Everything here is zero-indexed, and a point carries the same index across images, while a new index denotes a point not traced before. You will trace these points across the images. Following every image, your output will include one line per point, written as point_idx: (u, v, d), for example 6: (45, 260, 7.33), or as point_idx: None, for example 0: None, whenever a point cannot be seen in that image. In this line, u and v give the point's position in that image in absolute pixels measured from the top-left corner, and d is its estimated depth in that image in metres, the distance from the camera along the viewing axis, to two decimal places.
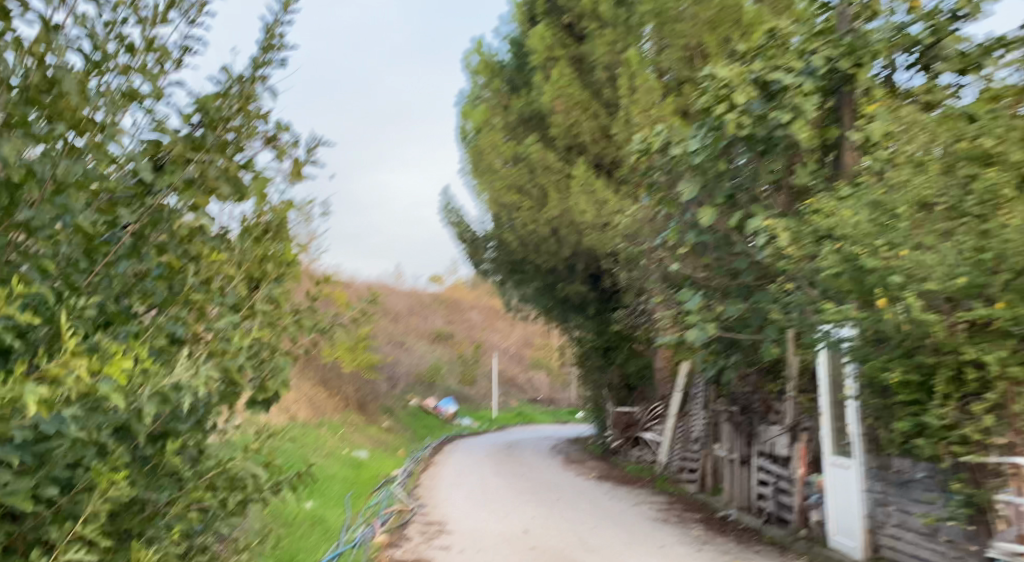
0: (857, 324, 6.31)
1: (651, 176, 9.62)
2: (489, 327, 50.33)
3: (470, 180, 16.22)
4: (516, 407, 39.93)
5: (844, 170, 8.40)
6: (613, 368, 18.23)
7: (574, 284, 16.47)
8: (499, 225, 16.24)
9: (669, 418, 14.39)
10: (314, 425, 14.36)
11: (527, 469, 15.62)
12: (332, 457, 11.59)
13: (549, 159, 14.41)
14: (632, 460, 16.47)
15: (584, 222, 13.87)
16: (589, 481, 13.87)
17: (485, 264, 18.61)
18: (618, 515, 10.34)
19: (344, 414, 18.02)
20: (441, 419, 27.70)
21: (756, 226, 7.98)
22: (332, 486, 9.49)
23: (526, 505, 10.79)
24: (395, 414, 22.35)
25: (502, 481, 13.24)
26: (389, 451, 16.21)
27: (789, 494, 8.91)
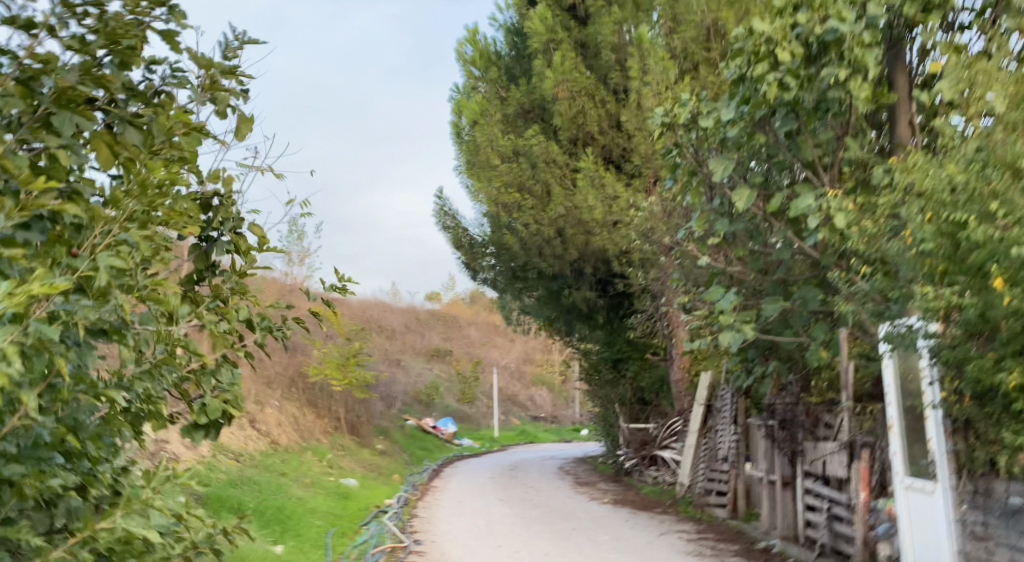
0: (956, 315, 5.09)
1: (674, 156, 8.43)
2: (489, 343, 49.09)
3: (467, 180, 15.01)
4: (518, 425, 38.51)
5: (900, 140, 7.28)
6: (624, 381, 16.89)
7: (582, 290, 15.28)
8: (498, 228, 15.02)
9: (689, 435, 13.11)
10: (298, 450, 13.04)
11: (535, 493, 14.25)
12: (315, 487, 10.26)
13: (554, 152, 13.26)
14: (650, 481, 15.06)
15: (592, 221, 12.77)
16: (605, 505, 12.53)
17: (484, 272, 17.40)
18: (645, 548, 9.00)
19: (334, 437, 16.67)
20: (440, 440, 26.26)
21: (805, 204, 6.77)
22: (312, 521, 8.17)
23: (537, 539, 9.43)
24: (390, 436, 20.93)
25: (510, 510, 11.87)
26: (383, 477, 14.85)
27: (847, 522, 7.62)
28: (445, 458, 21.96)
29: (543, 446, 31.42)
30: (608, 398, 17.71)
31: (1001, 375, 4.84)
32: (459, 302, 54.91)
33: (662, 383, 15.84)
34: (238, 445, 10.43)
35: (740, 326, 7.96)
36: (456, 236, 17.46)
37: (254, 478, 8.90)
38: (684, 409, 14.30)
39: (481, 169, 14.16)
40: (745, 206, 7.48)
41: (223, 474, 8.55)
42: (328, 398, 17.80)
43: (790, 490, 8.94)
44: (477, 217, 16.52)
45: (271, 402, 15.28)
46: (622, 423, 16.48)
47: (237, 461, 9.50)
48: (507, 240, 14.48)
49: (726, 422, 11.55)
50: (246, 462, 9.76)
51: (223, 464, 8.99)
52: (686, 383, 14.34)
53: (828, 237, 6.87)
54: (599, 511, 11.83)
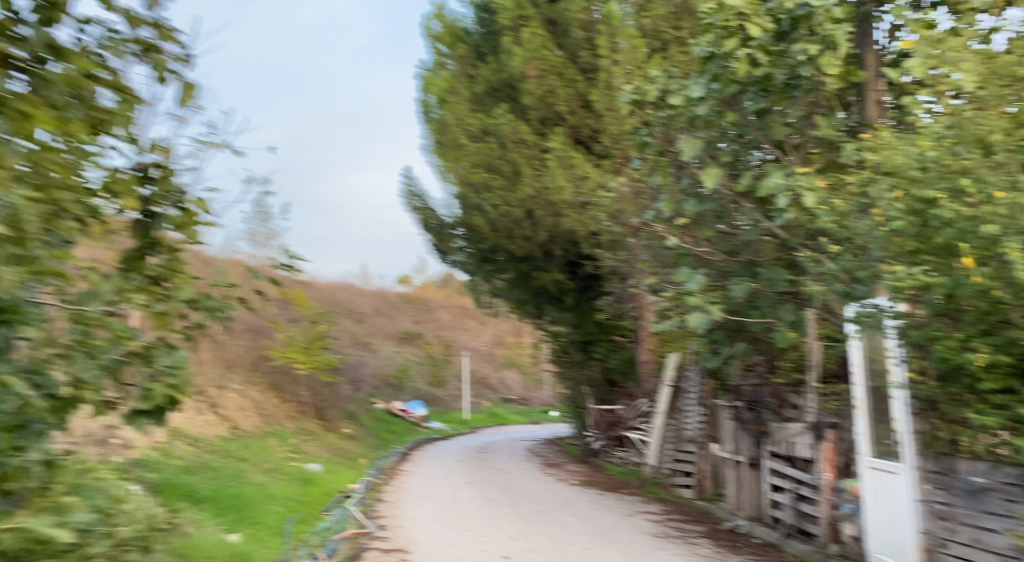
0: (924, 294, 5.03)
1: (642, 135, 8.31)
2: (459, 326, 48.90)
3: (434, 159, 14.75)
4: (488, 408, 38.43)
5: (868, 119, 7.27)
6: (593, 363, 16.80)
7: (551, 271, 15.16)
8: (466, 209, 14.81)
9: (656, 416, 13.10)
10: (260, 434, 12.79)
11: (502, 476, 14.17)
12: (276, 472, 10.04)
13: (523, 131, 13.06)
14: (617, 462, 15.04)
15: (561, 202, 12.66)
16: (572, 487, 12.49)
17: (453, 253, 17.19)
18: (611, 530, 8.94)
19: (299, 421, 16.41)
20: (409, 423, 26.06)
21: (774, 183, 6.69)
22: (270, 508, 8.00)
23: (503, 522, 9.33)
24: (357, 420, 20.69)
25: (477, 493, 11.77)
26: (348, 461, 14.67)
27: (812, 503, 7.61)
28: (414, 441, 21.79)
29: (513, 428, 31.36)
30: (578, 381, 17.64)
31: (968, 354, 4.80)
32: (430, 285, 54.54)
33: (631, 365, 15.79)
34: (196, 431, 10.19)
35: (707, 307, 7.88)
36: (424, 217, 17.20)
37: (211, 465, 8.69)
38: (652, 391, 14.28)
39: (449, 148, 13.92)
40: (714, 184, 7.39)
41: (179, 461, 8.33)
42: (293, 381, 17.53)
43: (756, 471, 8.92)
44: (445, 197, 16.28)
45: (233, 386, 15.00)
46: (591, 405, 16.42)
47: (193, 447, 9.27)
48: (475, 221, 14.28)
49: (692, 403, 11.53)
50: (204, 448, 9.54)
51: (179, 451, 8.76)
52: (654, 365, 14.31)
53: (795, 217, 6.80)
54: (566, 493, 11.78)
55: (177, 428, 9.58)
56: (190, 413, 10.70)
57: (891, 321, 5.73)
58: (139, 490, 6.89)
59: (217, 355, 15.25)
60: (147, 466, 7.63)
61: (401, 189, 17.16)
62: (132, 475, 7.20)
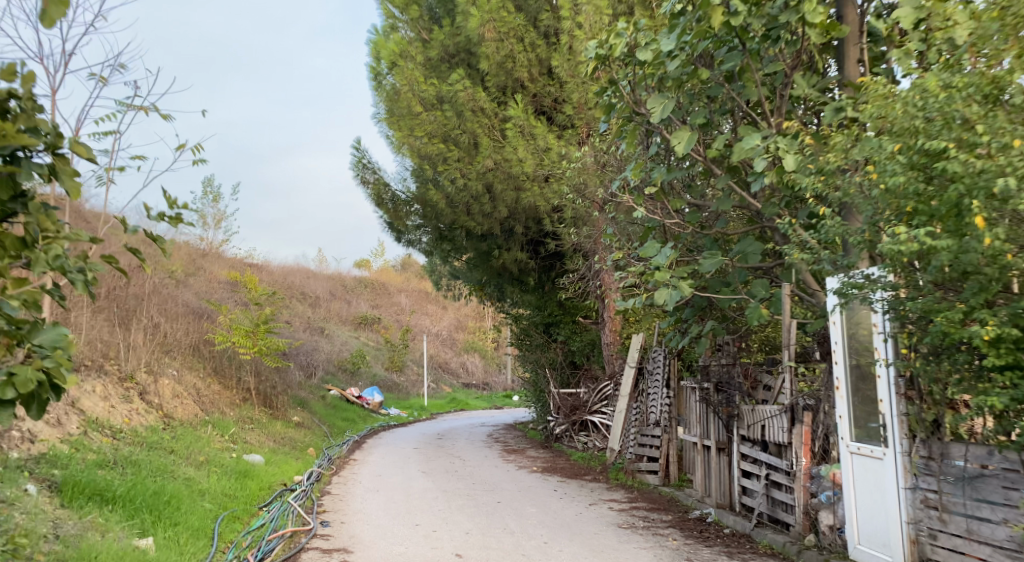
0: (925, 260, 4.48)
1: (607, 95, 7.68)
2: (419, 311, 48.05)
3: (386, 131, 13.93)
4: (449, 392, 37.71)
5: (846, 79, 6.76)
6: (555, 346, 16.18)
7: (512, 250, 14.51)
8: (420, 183, 14.07)
9: (620, 399, 12.56)
10: (198, 424, 11.96)
11: (459, 464, 13.55)
12: (209, 466, 9.26)
13: (481, 100, 12.38)
14: (580, 447, 14.47)
15: (522, 175, 12.05)
16: (533, 475, 11.92)
17: (410, 231, 16.44)
18: (574, 522, 8.32)
19: (243, 409, 15.57)
20: (365, 410, 25.23)
21: (751, 143, 6.10)
22: (197, 506, 7.28)
23: (459, 516, 8.66)
24: (309, 408, 19.87)
25: (431, 483, 11.13)
26: (295, 451, 13.94)
27: (786, 490, 7.07)
28: (370, 429, 21.01)
29: (474, 413, 30.69)
30: (538, 364, 17.02)
31: (974, 327, 4.26)
32: (389, 269, 53.51)
33: (594, 347, 15.23)
34: (121, 423, 9.42)
35: (676, 283, 7.36)
36: (378, 193, 16.35)
37: (131, 460, 7.96)
38: (615, 373, 13.76)
39: (401, 120, 13.17)
40: (686, 149, 6.84)
41: (92, 456, 7.58)
42: (238, 368, 16.69)
43: (725, 456, 8.33)
44: (399, 172, 15.46)
45: (170, 373, 14.14)
46: (553, 389, 15.80)
47: (113, 440, 8.53)
48: (430, 197, 13.57)
49: (658, 386, 10.94)
50: (126, 441, 8.79)
51: (95, 445, 8.01)
52: (618, 347, 13.81)
53: (774, 181, 6.23)
54: (525, 481, 11.22)
55: (96, 419, 8.81)
56: (115, 402, 9.91)
57: (881, 293, 5.17)
58: (38, 491, 6.13)
59: (154, 339, 14.45)
60: (53, 463, 6.91)
61: (351, 163, 16.28)
62: (31, 474, 6.43)
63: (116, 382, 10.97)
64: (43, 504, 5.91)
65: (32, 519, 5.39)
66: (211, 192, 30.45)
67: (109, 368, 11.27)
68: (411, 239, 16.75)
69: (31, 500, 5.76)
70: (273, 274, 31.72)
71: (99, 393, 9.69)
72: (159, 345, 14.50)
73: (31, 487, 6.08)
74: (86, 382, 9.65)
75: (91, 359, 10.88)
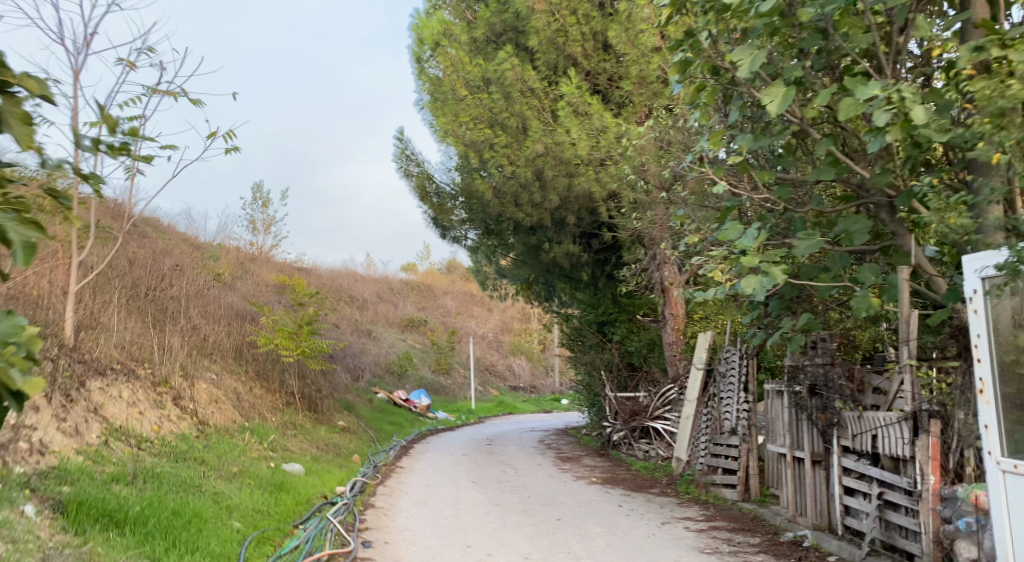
0: None
1: (682, 52, 6.65)
2: (466, 313, 47.31)
3: (429, 117, 13.00)
4: (497, 395, 36.75)
5: (973, 17, 5.62)
6: (610, 346, 15.09)
7: (565, 243, 13.50)
8: (466, 173, 13.18)
9: (687, 404, 11.48)
10: (235, 431, 11.25)
11: (510, 473, 12.54)
12: (240, 478, 8.49)
13: (530, 79, 11.44)
14: (640, 456, 13.35)
15: (576, 159, 11.08)
16: (592, 487, 10.91)
17: (455, 226, 15.58)
18: (647, 545, 7.29)
19: (284, 415, 14.88)
20: (413, 414, 24.36)
21: (868, 93, 5.01)
22: (224, 525, 6.51)
23: (515, 536, 7.70)
24: (355, 412, 19.10)
25: (482, 495, 10.19)
26: (339, 459, 13.15)
27: (905, 512, 5.94)
28: (417, 434, 20.17)
29: (522, 417, 29.65)
30: (592, 366, 15.93)
31: None
32: (434, 272, 52.92)
33: (653, 347, 14.12)
34: (150, 431, 8.66)
35: (767, 268, 6.38)
36: (420, 185, 15.49)
37: (152, 474, 7.17)
38: (679, 375, 12.67)
39: (446, 105, 12.30)
40: (780, 110, 5.79)
41: (110, 469, 6.82)
42: (281, 370, 15.97)
43: (823, 470, 7.21)
44: (442, 162, 14.54)
45: (208, 377, 13.50)
46: (609, 392, 14.74)
47: (137, 451, 7.78)
48: (476, 186, 12.62)
49: (732, 389, 9.85)
50: (152, 451, 8.02)
51: (115, 456, 7.26)
52: (681, 347, 12.78)
53: (897, 140, 5.14)
54: (586, 495, 10.19)
55: (121, 427, 8.06)
56: (145, 408, 9.15)
57: None
58: (39, 512, 5.35)
59: (191, 341, 13.92)
60: (62, 478, 6.18)
61: (393, 154, 15.44)
62: (34, 492, 5.67)
63: (148, 386, 10.24)
64: (41, 530, 5.10)
65: (16, 551, 4.58)
66: (259, 197, 30.09)
67: (141, 371, 10.53)
68: (456, 234, 15.88)
69: (23, 525, 4.96)
70: (319, 277, 31.28)
71: (127, 398, 8.93)
72: (196, 347, 13.89)
73: (30, 508, 5.31)
74: (114, 386, 8.90)
75: (120, 362, 10.18)
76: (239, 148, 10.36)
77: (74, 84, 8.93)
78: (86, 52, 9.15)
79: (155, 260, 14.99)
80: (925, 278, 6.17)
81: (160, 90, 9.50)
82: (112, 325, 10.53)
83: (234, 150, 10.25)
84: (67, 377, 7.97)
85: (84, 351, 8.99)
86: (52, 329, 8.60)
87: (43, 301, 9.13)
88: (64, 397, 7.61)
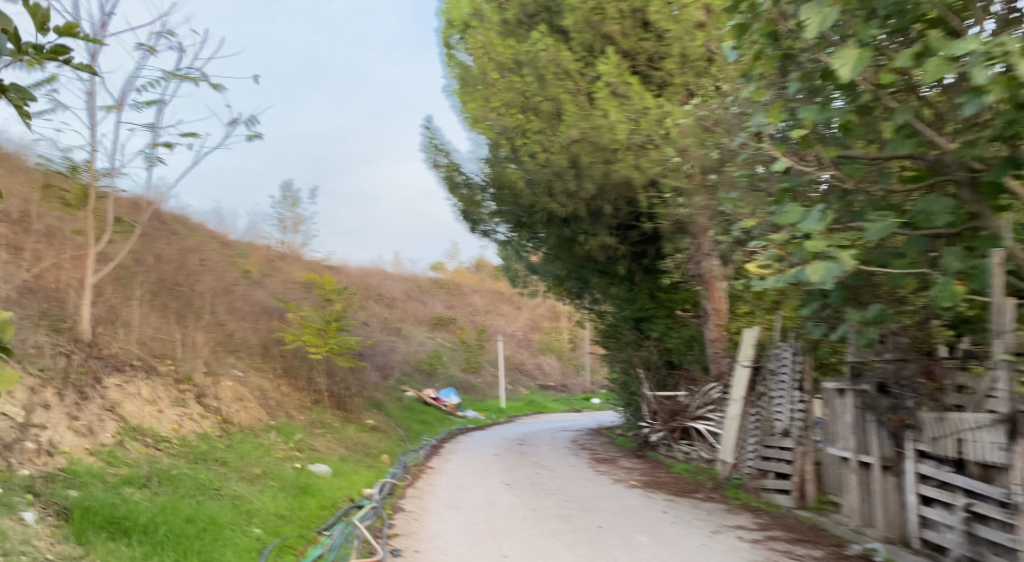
0: None
1: (740, 14, 6.04)
2: (495, 311, 46.82)
3: (459, 104, 12.47)
4: (527, 393, 36.17)
5: None
6: (648, 343, 14.47)
7: (601, 234, 12.92)
8: (497, 162, 12.65)
9: (733, 404, 10.87)
10: (260, 430, 10.85)
11: (545, 475, 11.98)
12: (263, 481, 8.05)
13: (565, 60, 10.87)
14: (681, 458, 12.74)
15: (615, 145, 10.51)
16: (633, 491, 10.32)
17: (485, 217, 15.06)
18: (700, 556, 6.69)
19: (311, 413, 14.48)
20: (442, 412, 23.85)
21: (964, 48, 4.42)
22: (242, 533, 6.05)
23: (554, 546, 7.14)
24: (384, 410, 18.65)
25: (517, 499, 9.65)
26: (367, 459, 12.71)
27: (998, 526, 5.35)
28: (447, 433, 19.70)
29: (552, 416, 29.02)
30: (628, 364, 15.33)
31: None
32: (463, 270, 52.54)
33: (693, 343, 13.48)
34: (170, 431, 8.23)
35: (836, 253, 5.80)
36: (450, 177, 14.99)
37: (168, 477, 6.75)
38: (722, 373, 12.03)
39: (477, 90, 11.79)
40: (853, 74, 5.17)
41: (122, 471, 6.41)
42: (309, 368, 15.59)
43: (893, 478, 6.61)
44: (472, 152, 14.01)
45: (233, 374, 13.14)
46: (646, 391, 14.13)
47: (154, 451, 7.36)
48: (508, 175, 12.08)
49: (784, 388, 9.25)
50: (170, 452, 7.59)
51: (130, 458, 6.85)
52: (725, 343, 12.15)
53: (997, 101, 4.52)
54: (627, 500, 9.61)
55: (137, 426, 7.63)
56: (165, 406, 8.73)
57: None
58: (40, 520, 4.95)
59: (216, 336, 13.57)
60: (69, 481, 5.75)
61: (422, 144, 14.94)
62: (37, 498, 5.25)
63: (170, 383, 9.84)
64: (39, 542, 4.68)
65: None
66: (288, 195, 29.86)
67: (163, 368, 10.14)
68: (487, 226, 15.36)
69: (17, 536, 4.53)
70: (348, 275, 31.00)
71: (146, 396, 8.51)
72: (222, 343, 13.54)
73: (30, 515, 4.92)
74: (132, 382, 8.48)
75: (140, 358, 9.79)
76: (262, 135, 9.94)
77: (91, 66, 8.52)
78: (103, 33, 8.78)
79: (183, 256, 14.67)
80: (1016, 265, 5.55)
81: (179, 75, 9.08)
82: (134, 320, 10.16)
83: (257, 137, 9.84)
84: (83, 374, 7.57)
85: (103, 346, 8.62)
86: (68, 323, 8.22)
87: (60, 295, 8.76)
88: (78, 394, 7.20)
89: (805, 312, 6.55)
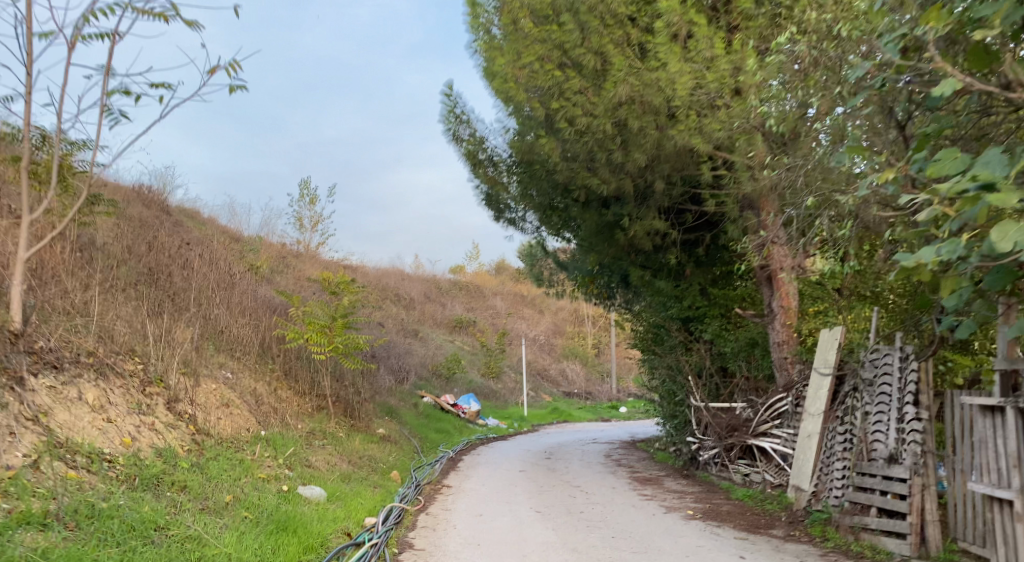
0: None
1: None
2: (517, 314, 44.94)
3: (485, 63, 10.71)
4: (551, 400, 34.14)
5: None
6: (698, 347, 12.59)
7: (648, 217, 11.10)
8: (527, 132, 10.86)
9: (808, 422, 8.97)
10: (245, 443, 9.10)
11: (582, 500, 10.13)
12: (230, 514, 6.28)
13: (614, 2, 9.13)
14: (738, 481, 10.83)
15: (673, 103, 8.68)
16: (693, 525, 8.45)
17: (511, 201, 13.28)
18: None
19: (312, 421, 12.72)
20: (462, 420, 21.97)
21: None
22: None
23: None
24: (398, 417, 16.84)
25: (552, 535, 7.81)
26: (374, 477, 10.93)
27: None
28: (467, 444, 17.88)
29: (582, 426, 27.03)
30: (673, 369, 13.44)
31: None
32: (484, 273, 50.75)
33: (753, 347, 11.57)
34: (117, 447, 6.46)
35: None
36: (472, 153, 13.25)
37: (88, 514, 5.04)
38: (792, 382, 10.09)
39: (506, 44, 10.05)
40: None
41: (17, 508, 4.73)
42: (313, 371, 13.87)
43: None
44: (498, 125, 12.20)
45: (222, 376, 11.46)
46: (696, 402, 12.24)
47: (82, 475, 5.66)
48: (541, 146, 10.27)
49: (884, 402, 7.45)
50: (108, 475, 5.87)
51: (41, 486, 5.15)
52: (794, 347, 10.27)
53: None
54: (690, 538, 7.74)
55: (67, 441, 5.93)
56: (117, 414, 6.91)
57: None
58: None
59: (206, 331, 11.90)
60: None
61: (441, 115, 13.20)
62: None
63: (131, 386, 8.13)
64: None
65: None
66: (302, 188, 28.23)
67: (126, 368, 8.40)
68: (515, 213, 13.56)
69: None
70: (364, 274, 29.33)
71: (91, 402, 6.74)
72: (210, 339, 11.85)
73: None
74: (72, 384, 6.72)
75: (94, 355, 8.06)
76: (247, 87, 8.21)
77: None
78: None
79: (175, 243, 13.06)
80: None
81: (138, 5, 7.33)
82: (93, 311, 8.47)
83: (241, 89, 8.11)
84: None
85: (44, 338, 6.96)
86: None
87: None
88: None
89: (956, 299, 4.73)
